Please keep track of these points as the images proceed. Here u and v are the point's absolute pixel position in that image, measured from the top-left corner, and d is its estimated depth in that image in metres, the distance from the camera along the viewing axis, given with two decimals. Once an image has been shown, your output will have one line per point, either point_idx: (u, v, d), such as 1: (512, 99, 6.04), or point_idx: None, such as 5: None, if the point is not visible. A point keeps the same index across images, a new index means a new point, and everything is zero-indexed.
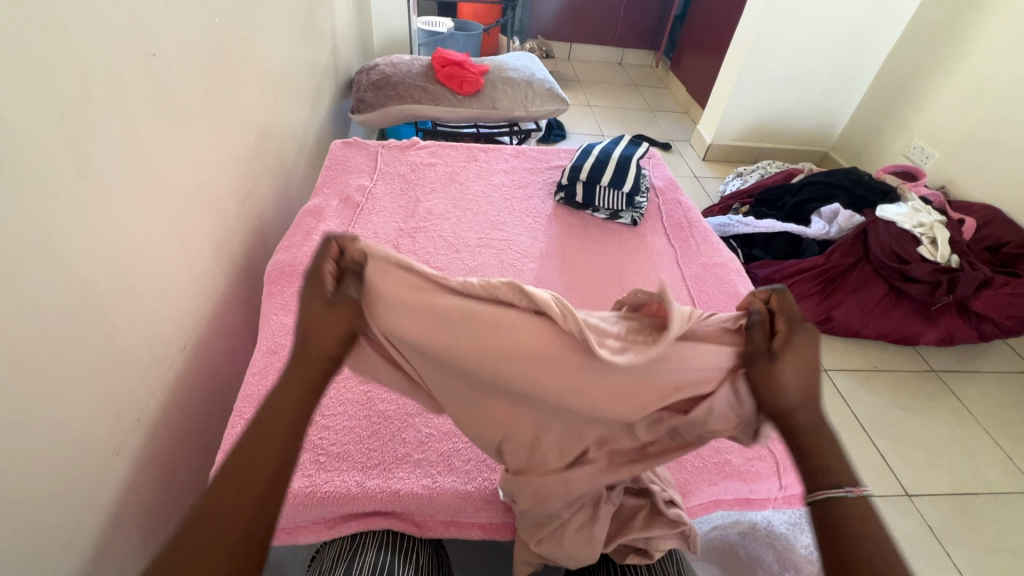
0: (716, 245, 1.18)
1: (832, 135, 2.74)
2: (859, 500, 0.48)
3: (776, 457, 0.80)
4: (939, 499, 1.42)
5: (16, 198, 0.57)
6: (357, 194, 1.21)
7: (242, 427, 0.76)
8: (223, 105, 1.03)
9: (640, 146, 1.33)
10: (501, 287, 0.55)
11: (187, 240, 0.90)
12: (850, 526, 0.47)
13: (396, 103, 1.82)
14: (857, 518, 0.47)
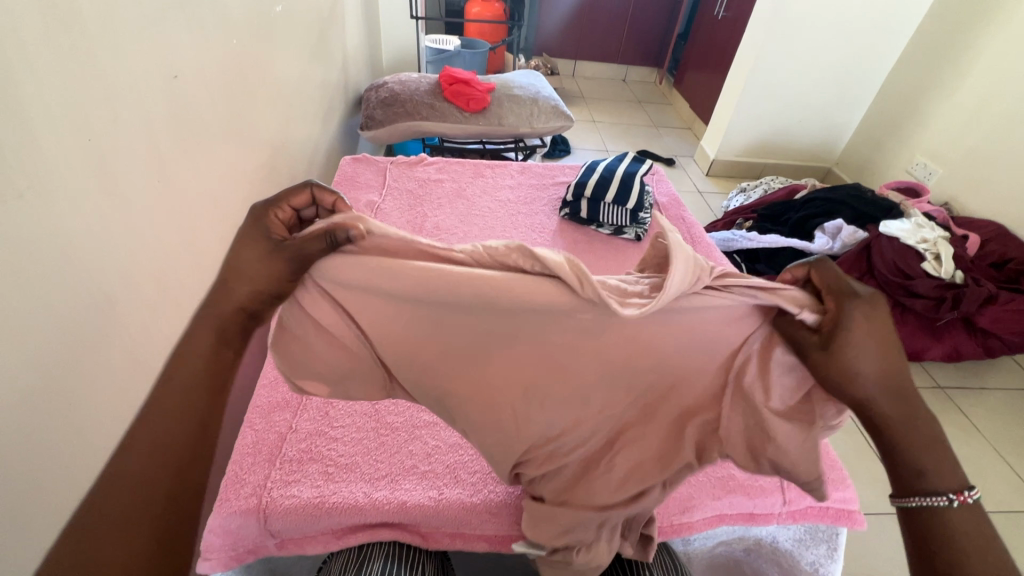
0: (719, 261, 1.20)
1: (835, 151, 2.76)
2: (959, 507, 0.48)
3: (780, 472, 0.80)
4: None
5: (44, 218, 0.59)
6: (366, 209, 1.24)
7: (253, 437, 0.77)
8: (238, 124, 1.06)
9: (644, 163, 1.35)
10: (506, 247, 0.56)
11: (201, 254, 0.92)
12: (946, 530, 0.48)
13: (404, 119, 1.86)
14: (950, 523, 0.48)
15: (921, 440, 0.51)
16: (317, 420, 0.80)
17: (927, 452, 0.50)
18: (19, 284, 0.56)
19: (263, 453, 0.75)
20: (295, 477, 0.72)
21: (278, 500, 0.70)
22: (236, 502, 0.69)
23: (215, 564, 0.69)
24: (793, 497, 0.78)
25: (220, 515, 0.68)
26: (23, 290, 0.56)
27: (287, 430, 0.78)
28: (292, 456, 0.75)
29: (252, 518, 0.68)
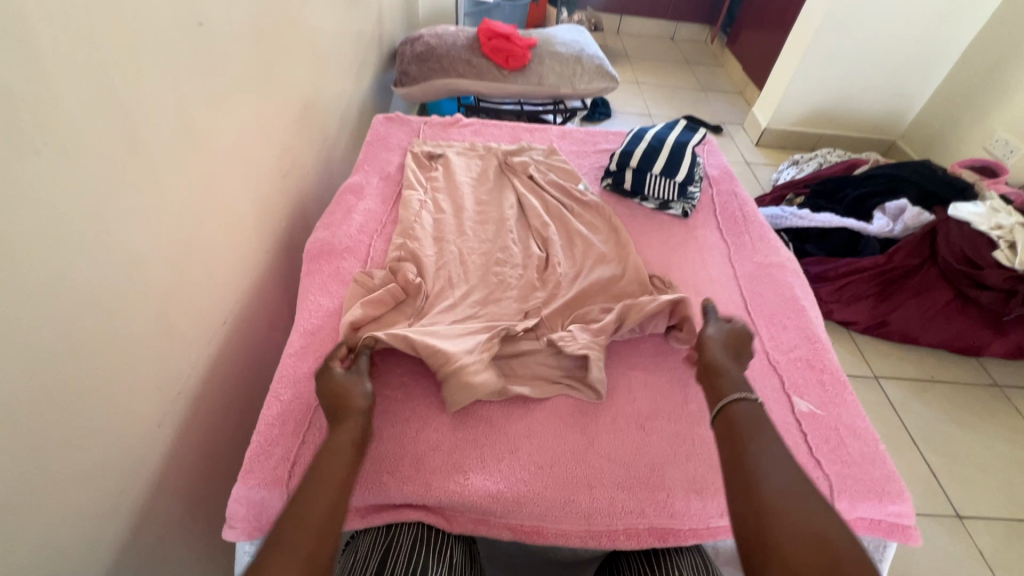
0: (772, 242, 1.11)
1: (903, 122, 2.53)
2: None
3: (830, 480, 0.74)
4: (954, 522, 1.43)
5: (70, 179, 0.57)
6: (398, 172, 1.18)
7: (278, 408, 0.75)
8: (269, 79, 1.02)
9: (697, 132, 1.22)
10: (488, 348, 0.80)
11: (233, 218, 0.91)
12: None
13: (440, 76, 1.77)
14: None
15: (788, 542, 0.51)
16: None
17: (781, 554, 0.50)
18: (40, 248, 0.54)
19: (288, 425, 0.73)
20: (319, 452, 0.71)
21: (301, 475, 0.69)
22: (261, 474, 0.69)
23: (240, 533, 0.68)
24: (844, 507, 0.72)
25: (246, 484, 0.68)
26: (44, 253, 0.55)
27: (314, 401, 0.76)
28: (318, 430, 0.73)
29: (276, 491, 0.68)
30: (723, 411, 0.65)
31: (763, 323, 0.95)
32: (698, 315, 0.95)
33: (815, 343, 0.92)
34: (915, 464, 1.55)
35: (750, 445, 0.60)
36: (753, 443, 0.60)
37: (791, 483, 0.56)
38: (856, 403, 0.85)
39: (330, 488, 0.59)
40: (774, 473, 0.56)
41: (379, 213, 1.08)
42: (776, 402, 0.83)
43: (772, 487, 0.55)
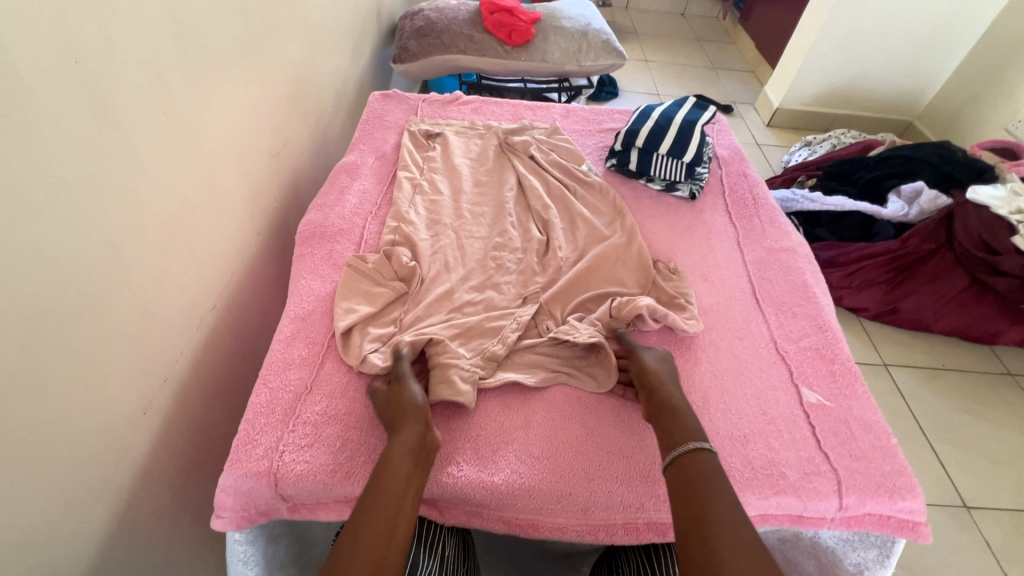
0: (783, 226, 1.07)
1: (921, 102, 2.44)
2: None
3: (838, 474, 0.71)
4: (961, 513, 1.41)
5: (26, 154, 0.55)
6: (394, 151, 1.14)
7: (266, 395, 0.72)
8: (255, 53, 0.98)
9: (707, 110, 1.16)
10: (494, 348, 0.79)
11: (220, 197, 0.88)
12: None
13: (440, 53, 1.71)
14: None
15: None
16: (335, 383, 0.75)
17: None
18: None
19: (277, 413, 0.71)
20: (309, 441, 0.69)
21: (290, 465, 0.66)
22: (248, 464, 0.66)
23: (228, 522, 0.67)
24: (851, 502, 0.69)
25: (232, 475, 0.66)
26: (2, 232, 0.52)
27: (303, 389, 0.74)
28: (307, 418, 0.71)
29: (263, 481, 0.65)
30: (678, 458, 0.62)
31: (772, 310, 0.92)
32: (704, 302, 0.92)
33: (825, 331, 0.88)
34: (923, 453, 1.52)
35: (699, 508, 0.57)
36: (703, 504, 0.58)
37: (745, 547, 0.54)
38: (867, 394, 0.81)
39: (395, 487, 0.60)
40: (733, 541, 0.54)
41: (374, 194, 1.04)
42: (783, 393, 0.79)
43: (728, 556, 0.53)
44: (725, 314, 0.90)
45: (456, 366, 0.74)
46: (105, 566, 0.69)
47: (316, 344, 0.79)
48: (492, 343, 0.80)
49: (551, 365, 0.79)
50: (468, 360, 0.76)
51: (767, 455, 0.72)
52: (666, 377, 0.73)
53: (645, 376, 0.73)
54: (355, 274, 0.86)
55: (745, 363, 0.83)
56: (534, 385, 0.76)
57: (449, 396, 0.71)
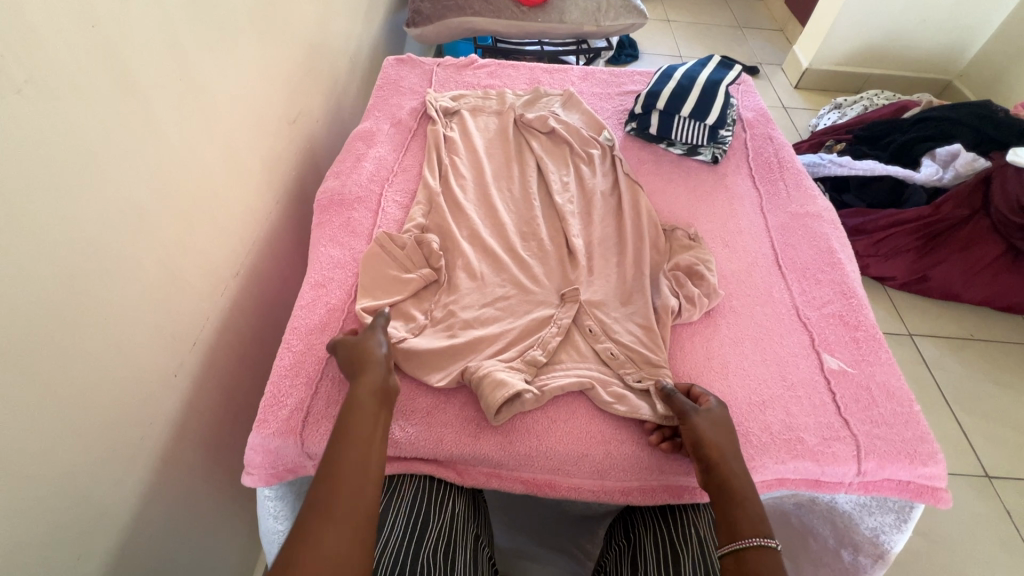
0: (809, 189, 1.03)
1: (961, 59, 2.32)
2: None
3: (858, 439, 0.71)
4: (982, 483, 1.39)
5: (49, 119, 0.55)
6: (409, 117, 1.12)
7: (290, 358, 0.74)
8: (267, 16, 0.96)
9: (733, 69, 1.10)
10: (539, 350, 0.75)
11: (238, 163, 0.88)
12: None
13: (455, 15, 1.66)
14: None
15: None
16: None
17: None
18: (22, 191, 0.53)
19: (302, 376, 0.73)
20: (332, 403, 0.71)
21: (315, 426, 0.69)
22: (275, 423, 0.69)
23: (258, 479, 0.70)
24: (869, 468, 0.69)
25: (260, 434, 0.68)
26: (27, 196, 0.54)
27: (325, 353, 0.75)
28: (330, 382, 0.73)
29: (290, 440, 0.68)
30: (742, 553, 0.57)
31: (795, 277, 0.90)
32: (725, 268, 0.90)
33: (850, 299, 0.86)
34: (946, 424, 1.50)
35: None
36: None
37: None
38: (891, 361, 0.80)
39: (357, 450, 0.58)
40: None
41: (391, 160, 1.04)
42: (804, 359, 0.79)
43: None
44: (746, 280, 0.89)
45: (497, 373, 0.70)
46: (143, 519, 0.73)
47: (336, 310, 0.80)
48: (533, 347, 0.75)
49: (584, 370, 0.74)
50: (506, 366, 0.72)
51: (785, 420, 0.72)
52: (728, 447, 0.64)
53: (704, 450, 0.64)
54: (382, 252, 0.84)
55: (766, 329, 0.82)
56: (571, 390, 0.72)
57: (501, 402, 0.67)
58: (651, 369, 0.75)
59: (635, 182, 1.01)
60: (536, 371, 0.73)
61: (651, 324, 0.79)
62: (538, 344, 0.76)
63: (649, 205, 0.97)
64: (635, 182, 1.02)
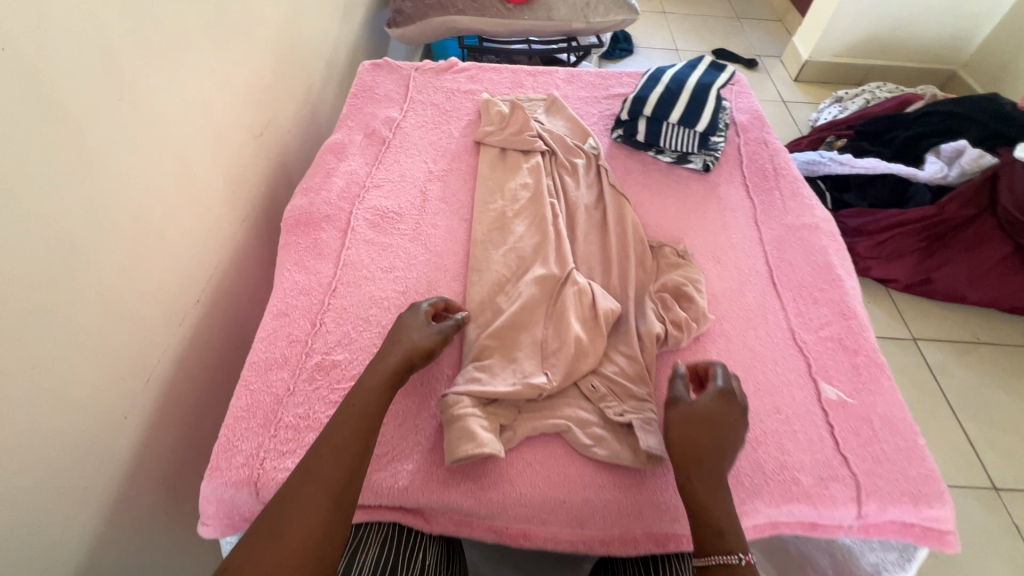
0: (806, 199, 0.98)
1: (966, 48, 2.24)
2: None
3: (858, 479, 0.65)
4: (989, 495, 1.35)
5: None
6: (384, 128, 1.06)
7: (247, 398, 0.70)
8: (224, 22, 0.90)
9: (724, 70, 1.04)
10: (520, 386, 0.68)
11: (194, 183, 0.83)
12: None
13: (438, 14, 1.59)
14: None
15: None
16: (317, 384, 0.71)
17: None
18: None
19: (258, 418, 0.68)
20: (290, 447, 0.66)
21: (270, 473, 0.64)
22: (227, 472, 0.64)
23: (215, 529, 0.65)
24: (870, 511, 0.64)
25: (212, 484, 0.63)
26: None
27: (284, 392, 0.70)
28: (288, 424, 0.68)
29: (244, 490, 0.63)
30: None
31: (790, 295, 0.84)
32: (716, 287, 0.85)
33: (849, 320, 0.81)
34: (951, 433, 1.45)
35: None
36: None
37: None
38: (894, 389, 0.75)
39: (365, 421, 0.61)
40: None
41: (363, 175, 0.98)
42: (800, 388, 0.73)
43: None
44: (738, 301, 0.83)
45: (475, 415, 0.64)
46: (96, 569, 0.69)
47: (298, 342, 0.75)
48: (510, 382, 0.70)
49: (563, 411, 0.69)
50: (483, 406, 0.66)
51: (780, 458, 0.67)
52: (703, 439, 0.62)
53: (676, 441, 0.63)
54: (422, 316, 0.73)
55: (759, 355, 0.77)
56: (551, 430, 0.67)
57: (472, 451, 0.61)
58: (636, 404, 0.69)
59: (618, 194, 0.95)
60: (511, 412, 0.68)
61: (639, 356, 0.74)
62: (516, 379, 0.70)
63: (634, 219, 0.91)
64: (617, 192, 0.96)
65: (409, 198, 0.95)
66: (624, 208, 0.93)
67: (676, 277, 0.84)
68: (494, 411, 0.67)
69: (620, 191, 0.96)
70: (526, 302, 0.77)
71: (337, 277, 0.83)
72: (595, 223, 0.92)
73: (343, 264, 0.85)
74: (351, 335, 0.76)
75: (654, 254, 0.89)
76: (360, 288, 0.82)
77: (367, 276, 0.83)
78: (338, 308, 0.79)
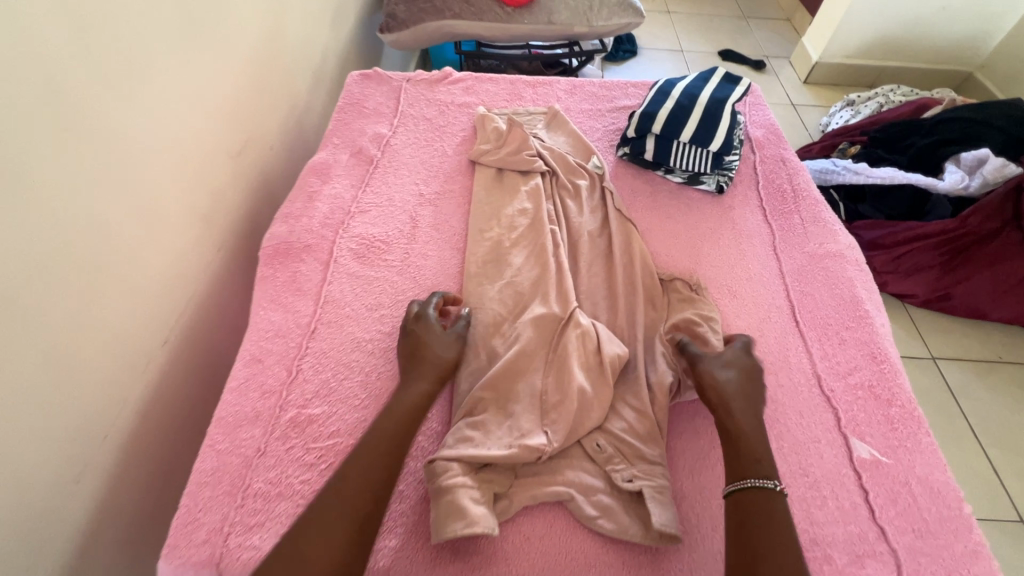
0: (829, 224, 0.90)
1: (982, 49, 2.15)
2: None
3: (898, 557, 0.58)
4: (1016, 529, 1.27)
5: None
6: (372, 145, 0.99)
7: (214, 460, 0.63)
8: (199, 36, 0.82)
9: (740, 83, 0.96)
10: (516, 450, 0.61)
11: (160, 213, 0.76)
12: None
13: (433, 18, 1.51)
14: None
15: None
16: (291, 443, 0.64)
17: None
18: None
19: (224, 484, 0.61)
20: (258, 519, 0.59)
21: (235, 551, 0.57)
22: (188, 550, 0.57)
23: None
24: None
25: (169, 563, 0.56)
26: None
27: (255, 453, 0.63)
28: (257, 491, 0.60)
29: (205, 571, 0.56)
30: None
31: (814, 334, 0.77)
32: (733, 325, 0.77)
33: (880, 364, 0.73)
34: (975, 461, 1.37)
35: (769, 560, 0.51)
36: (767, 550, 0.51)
37: None
38: (933, 445, 0.67)
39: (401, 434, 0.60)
40: None
41: (348, 199, 0.90)
42: (828, 446, 0.66)
43: None
44: (756, 341, 0.76)
45: (465, 487, 0.57)
46: None
47: (272, 394, 0.68)
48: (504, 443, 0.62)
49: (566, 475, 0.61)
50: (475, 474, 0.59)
51: (809, 531, 0.59)
52: (734, 392, 0.65)
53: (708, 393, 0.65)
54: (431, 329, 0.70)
55: (782, 406, 0.69)
56: (552, 498, 0.60)
57: (464, 532, 0.54)
58: (647, 467, 0.62)
59: (624, 219, 0.88)
60: (507, 477, 0.61)
61: (650, 411, 0.66)
62: (513, 438, 0.63)
63: (644, 248, 0.84)
64: (624, 217, 0.88)
65: (398, 224, 0.88)
66: (632, 235, 0.85)
67: (691, 315, 0.76)
68: (488, 478, 0.60)
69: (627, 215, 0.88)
70: (523, 347, 0.70)
71: (317, 316, 0.75)
72: (599, 253, 0.85)
73: (324, 301, 0.77)
74: (330, 385, 0.69)
75: (665, 287, 0.81)
76: (342, 329, 0.74)
77: (351, 315, 0.76)
78: (317, 353, 0.72)
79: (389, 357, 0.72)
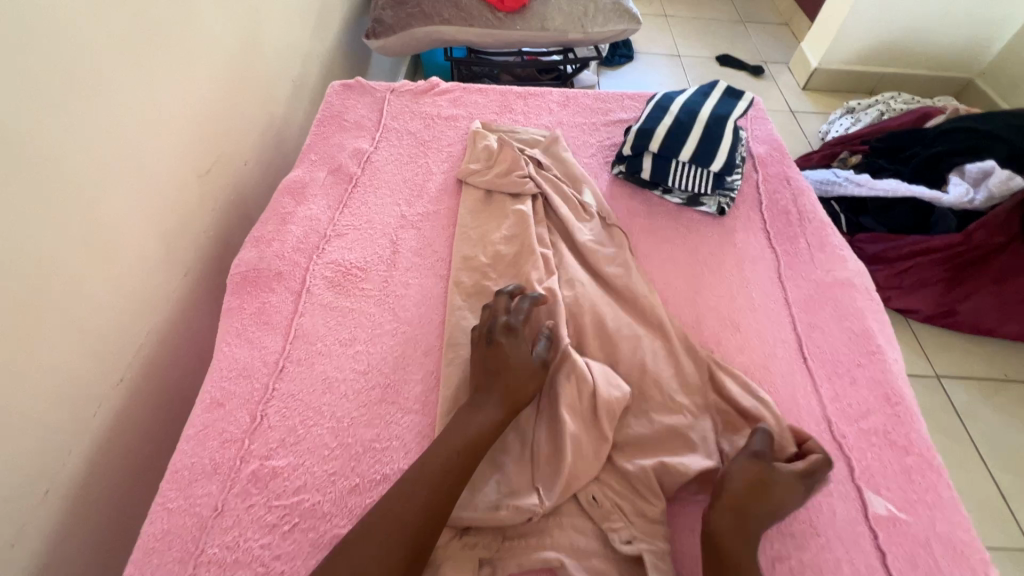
0: (837, 250, 0.84)
1: (984, 56, 2.11)
2: None
3: None
4: None
5: None
6: (351, 162, 0.93)
7: (165, 521, 0.57)
8: (159, 47, 0.76)
9: (742, 99, 0.91)
10: (503, 514, 0.56)
11: (113, 242, 0.69)
12: None
13: (421, 24, 1.45)
14: None
15: None
16: (251, 501, 0.58)
17: None
18: None
19: (175, 550, 0.55)
20: None
21: None
22: None
23: None
24: None
25: None
26: None
27: (210, 512, 0.57)
28: (210, 558, 0.54)
29: None
30: None
31: (824, 372, 0.71)
32: (736, 362, 0.72)
33: (894, 407, 0.68)
34: (981, 485, 1.33)
35: None
36: None
37: None
38: (954, 499, 0.62)
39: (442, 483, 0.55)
40: None
41: (324, 221, 0.84)
42: (841, 501, 0.60)
43: None
44: (761, 379, 0.70)
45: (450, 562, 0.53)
46: None
47: (233, 443, 0.62)
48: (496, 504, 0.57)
49: (560, 539, 0.56)
50: (462, 543, 0.55)
51: None
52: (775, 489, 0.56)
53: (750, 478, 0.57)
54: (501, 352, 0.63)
55: None
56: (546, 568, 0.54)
57: None
58: (647, 528, 0.56)
59: (619, 245, 0.81)
60: (497, 542, 0.56)
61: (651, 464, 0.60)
62: (507, 498, 0.58)
63: (642, 276, 0.78)
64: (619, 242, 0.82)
65: (377, 249, 0.82)
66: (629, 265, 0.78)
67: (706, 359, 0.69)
68: (472, 543, 0.55)
69: (625, 240, 0.82)
70: None
71: (285, 354, 0.69)
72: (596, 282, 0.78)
73: (295, 336, 0.71)
74: (297, 432, 0.63)
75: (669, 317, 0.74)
76: (313, 368, 0.68)
77: (323, 352, 0.70)
78: (284, 396, 0.66)
79: (364, 400, 0.66)
